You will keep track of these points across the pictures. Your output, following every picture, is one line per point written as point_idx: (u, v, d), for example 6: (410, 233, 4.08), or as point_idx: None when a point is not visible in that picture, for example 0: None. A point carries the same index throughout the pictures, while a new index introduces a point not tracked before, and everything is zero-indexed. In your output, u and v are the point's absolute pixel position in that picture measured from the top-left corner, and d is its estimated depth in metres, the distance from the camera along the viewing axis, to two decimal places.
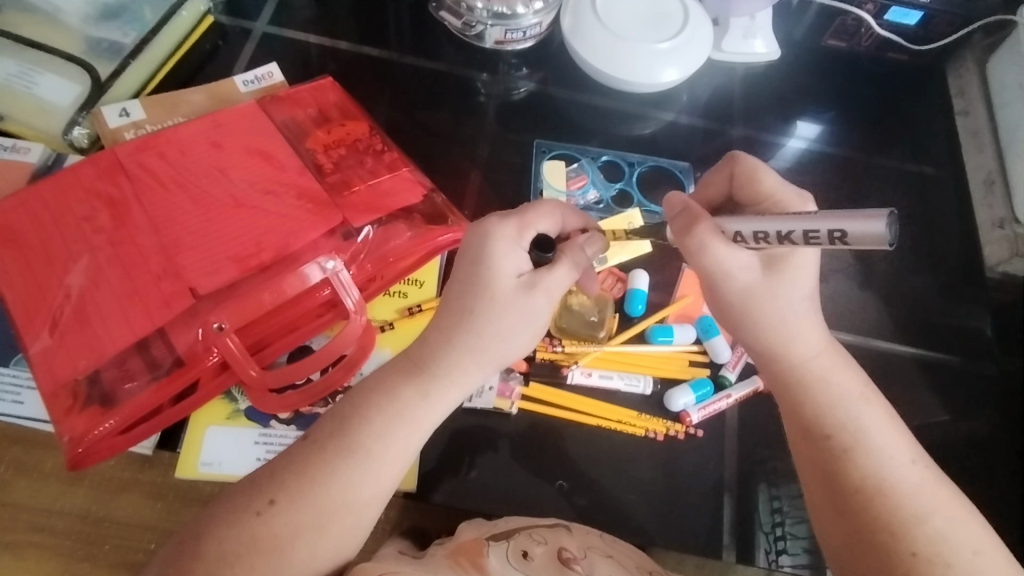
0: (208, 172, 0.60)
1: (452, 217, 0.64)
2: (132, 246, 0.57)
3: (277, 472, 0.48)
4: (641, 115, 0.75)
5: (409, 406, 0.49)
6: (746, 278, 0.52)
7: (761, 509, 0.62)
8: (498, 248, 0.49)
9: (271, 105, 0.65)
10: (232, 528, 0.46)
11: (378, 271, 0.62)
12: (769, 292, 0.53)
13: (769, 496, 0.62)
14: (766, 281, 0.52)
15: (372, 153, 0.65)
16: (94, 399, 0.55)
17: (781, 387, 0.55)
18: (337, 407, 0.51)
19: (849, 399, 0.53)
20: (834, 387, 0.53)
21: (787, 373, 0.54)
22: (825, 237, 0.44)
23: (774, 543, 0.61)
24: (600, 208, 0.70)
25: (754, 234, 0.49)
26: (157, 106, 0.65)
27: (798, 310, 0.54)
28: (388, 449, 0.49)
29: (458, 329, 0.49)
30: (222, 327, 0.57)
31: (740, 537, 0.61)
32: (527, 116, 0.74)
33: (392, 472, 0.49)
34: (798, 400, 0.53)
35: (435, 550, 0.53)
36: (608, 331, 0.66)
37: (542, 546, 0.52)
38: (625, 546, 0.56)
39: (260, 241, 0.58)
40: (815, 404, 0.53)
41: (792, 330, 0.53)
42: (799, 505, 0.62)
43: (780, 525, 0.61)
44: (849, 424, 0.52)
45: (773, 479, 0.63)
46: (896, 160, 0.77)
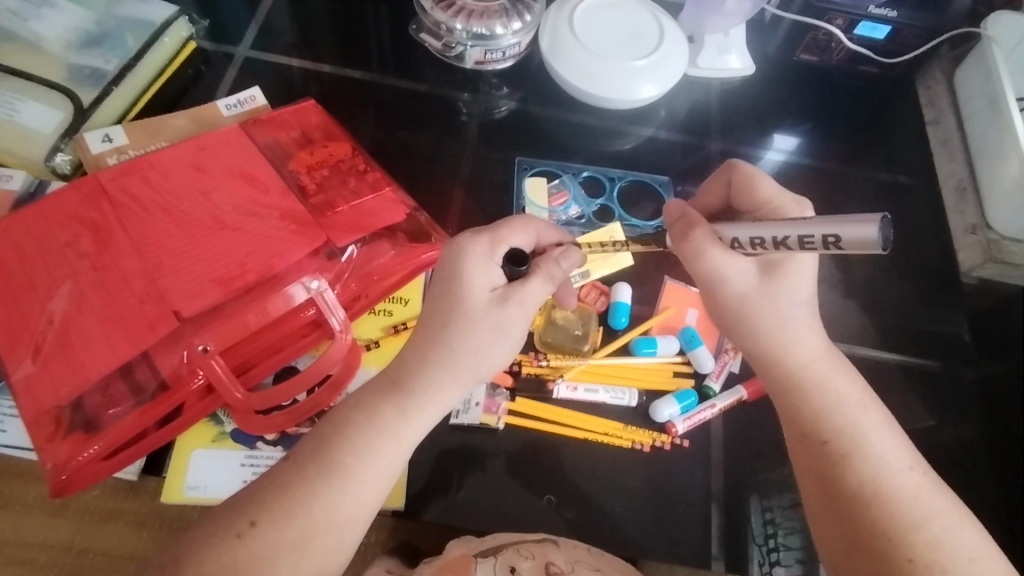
0: (192, 196, 0.61)
1: (436, 235, 0.64)
2: (116, 269, 0.57)
3: (269, 491, 0.48)
4: (621, 131, 0.76)
5: (390, 423, 0.50)
6: (742, 284, 0.53)
7: (753, 522, 0.62)
8: (471, 263, 0.50)
9: (254, 128, 0.66)
10: (221, 550, 0.46)
11: (362, 289, 0.62)
12: (767, 298, 0.54)
13: (760, 508, 0.62)
14: (762, 286, 0.54)
15: (355, 173, 0.66)
16: (77, 425, 0.55)
17: (775, 391, 0.55)
18: (326, 421, 0.51)
19: (847, 404, 0.53)
20: (832, 392, 0.54)
21: (784, 377, 0.55)
22: (819, 242, 0.45)
23: (768, 555, 0.61)
24: (582, 223, 0.71)
25: (750, 241, 0.50)
26: (140, 132, 0.66)
27: (789, 316, 0.54)
28: (373, 466, 0.49)
29: (433, 345, 0.50)
30: (206, 349, 0.57)
31: (732, 548, 0.61)
32: (509, 133, 0.75)
33: (372, 489, 0.49)
34: (796, 405, 0.54)
35: (423, 569, 0.53)
36: (592, 344, 0.66)
37: (530, 561, 0.53)
38: (613, 559, 0.56)
39: (244, 263, 0.58)
40: (810, 408, 0.54)
41: (789, 334, 0.54)
42: (791, 516, 0.62)
43: (773, 536, 0.61)
44: (847, 429, 0.52)
45: (765, 491, 0.63)
46: (871, 170, 0.78)
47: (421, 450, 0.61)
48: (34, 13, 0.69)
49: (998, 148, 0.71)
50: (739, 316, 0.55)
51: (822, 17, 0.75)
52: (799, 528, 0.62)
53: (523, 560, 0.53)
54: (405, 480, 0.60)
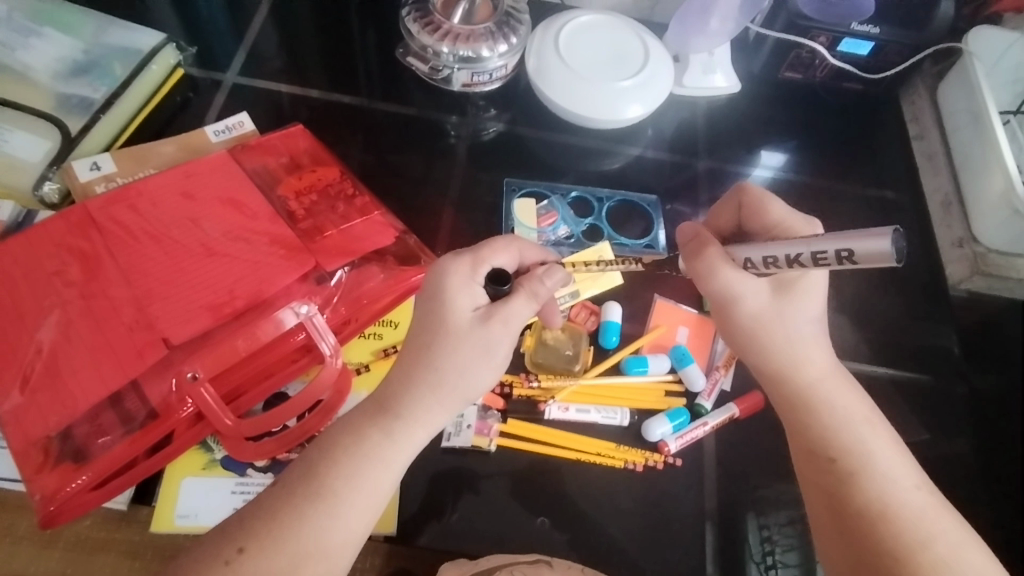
0: (180, 223, 0.61)
1: (424, 258, 0.64)
2: (104, 297, 0.57)
3: (270, 516, 0.48)
4: (608, 150, 0.77)
5: (378, 446, 0.49)
6: (756, 302, 0.54)
7: (751, 539, 0.61)
8: (456, 282, 0.51)
9: (241, 153, 0.66)
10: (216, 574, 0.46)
11: (352, 314, 0.62)
12: (777, 316, 0.55)
13: (757, 525, 0.62)
14: (761, 303, 0.55)
15: (344, 198, 0.66)
16: (67, 455, 0.54)
17: (779, 406, 0.56)
18: (327, 442, 0.50)
19: (855, 422, 0.54)
20: (840, 410, 0.54)
21: (794, 394, 0.55)
22: (833, 257, 0.45)
23: (766, 573, 0.60)
24: (571, 243, 0.71)
25: (763, 260, 0.50)
26: (128, 160, 0.66)
27: (792, 332, 0.55)
28: (361, 491, 0.49)
29: (418, 366, 0.50)
30: (196, 376, 0.56)
31: (730, 566, 0.60)
32: (497, 154, 0.75)
33: (363, 514, 0.49)
34: (802, 421, 0.54)
35: None
36: (584, 364, 0.66)
37: None
38: None
39: (234, 288, 0.58)
40: (815, 424, 0.54)
41: (800, 350, 0.55)
42: (788, 533, 0.62)
43: (771, 553, 0.61)
44: (854, 447, 0.52)
45: (761, 508, 0.63)
46: (859, 185, 0.79)
47: (414, 474, 0.61)
48: (22, 43, 0.69)
49: (983, 163, 0.72)
50: (752, 336, 0.56)
51: (805, 35, 0.75)
52: (797, 546, 0.62)
53: None
54: (397, 505, 0.59)
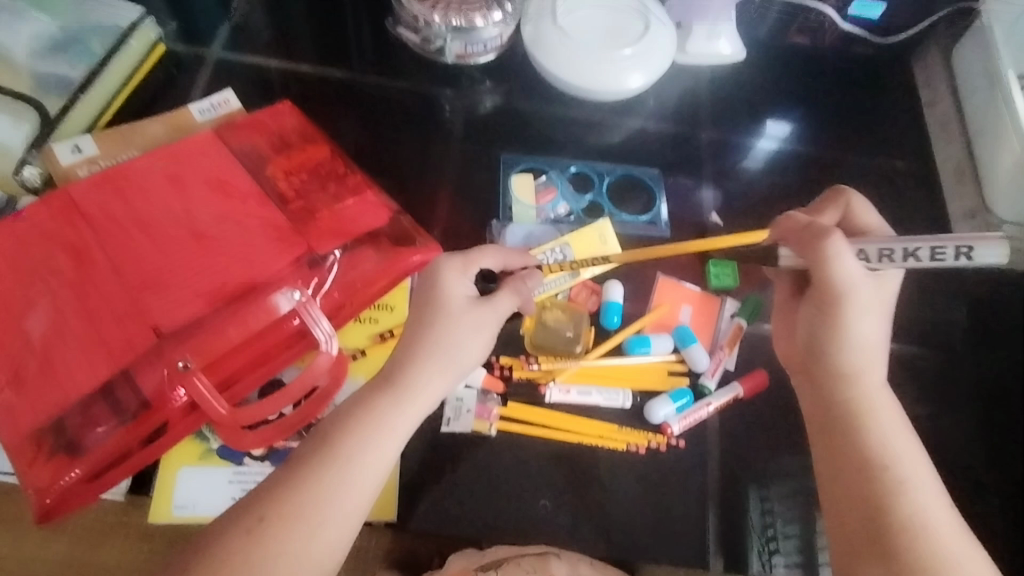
0: (166, 207, 0.59)
1: (420, 238, 0.62)
2: (90, 286, 0.55)
3: (292, 483, 0.47)
4: (608, 123, 0.74)
5: (387, 414, 0.49)
6: (861, 286, 0.52)
7: (752, 511, 0.61)
8: (446, 278, 0.53)
9: (228, 133, 0.63)
10: (236, 541, 0.45)
11: (346, 298, 0.61)
12: (864, 306, 0.53)
13: (758, 499, 0.62)
14: (861, 286, 0.52)
15: (335, 178, 0.63)
16: (59, 448, 0.53)
17: (828, 402, 0.54)
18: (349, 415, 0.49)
19: (901, 438, 0.52)
20: (888, 424, 0.52)
21: (853, 400, 0.53)
22: (952, 253, 0.48)
23: (766, 544, 0.60)
24: (571, 221, 0.70)
25: (880, 252, 0.50)
26: (111, 141, 0.64)
27: (871, 336, 0.54)
28: (372, 457, 0.48)
29: (421, 338, 0.51)
30: (187, 365, 0.54)
31: (731, 541, 0.60)
32: (494, 129, 0.73)
33: (372, 480, 0.48)
34: (858, 428, 0.52)
35: None
36: (585, 345, 0.65)
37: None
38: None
39: (223, 275, 0.57)
40: (871, 429, 0.52)
41: (867, 357, 0.54)
42: (789, 505, 0.62)
43: (772, 526, 0.61)
44: (898, 463, 0.51)
45: (762, 481, 0.62)
46: (867, 155, 0.76)
47: (413, 460, 0.60)
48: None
49: (997, 132, 0.70)
50: (834, 309, 0.53)
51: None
52: (798, 518, 0.61)
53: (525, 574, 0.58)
54: (395, 491, 0.59)
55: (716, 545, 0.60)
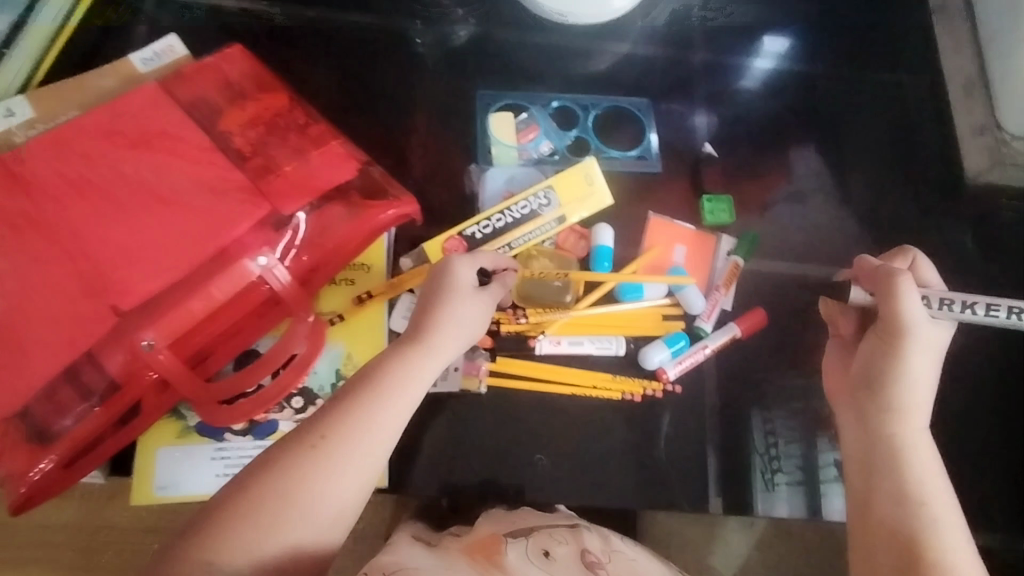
0: (114, 170, 0.54)
1: (392, 190, 0.59)
2: (39, 262, 0.51)
3: (331, 425, 0.47)
4: (592, 49, 0.69)
5: (386, 412, 0.48)
6: (928, 330, 0.48)
7: (754, 433, 0.60)
8: (455, 266, 0.53)
9: (175, 84, 0.58)
10: (298, 458, 0.46)
11: (318, 260, 0.57)
12: (931, 345, 0.48)
13: (761, 421, 0.61)
14: (931, 330, 0.48)
15: (296, 129, 0.59)
16: (28, 436, 0.51)
17: (870, 433, 0.50)
18: (392, 353, 0.51)
19: (939, 475, 0.48)
20: (932, 460, 0.49)
21: (900, 427, 0.49)
22: (1005, 313, 0.49)
23: (769, 464, 0.60)
24: (555, 160, 0.65)
25: (942, 300, 0.49)
26: (47, 101, 0.58)
27: (930, 380, 0.49)
28: (364, 453, 0.47)
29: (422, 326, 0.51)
30: (152, 343, 0.51)
31: (733, 465, 0.59)
32: (467, 62, 0.67)
33: (356, 476, 0.47)
34: (899, 455, 0.48)
35: (452, 545, 0.51)
36: (575, 294, 0.62)
37: (564, 546, 0.50)
38: (644, 550, 0.55)
39: (183, 242, 0.52)
40: (912, 474, 0.48)
41: (924, 395, 0.49)
42: (792, 426, 0.61)
43: (775, 446, 0.60)
44: (935, 499, 0.47)
45: (765, 404, 0.61)
46: (871, 72, 0.71)
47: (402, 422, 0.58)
48: None
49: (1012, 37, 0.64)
50: (897, 342, 0.48)
51: None
52: (800, 438, 0.61)
53: (557, 545, 0.50)
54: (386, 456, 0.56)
55: (716, 474, 0.59)
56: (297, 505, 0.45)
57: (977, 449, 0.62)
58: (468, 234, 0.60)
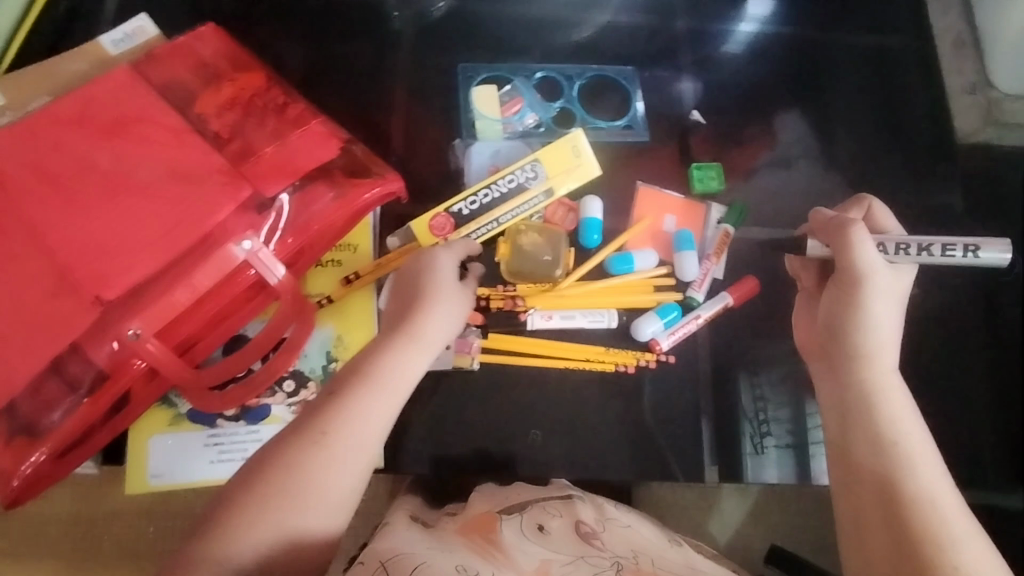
0: (89, 157, 0.53)
1: (376, 169, 0.58)
2: (16, 254, 0.50)
3: (322, 414, 0.47)
4: (573, 20, 0.67)
5: (372, 393, 0.48)
6: (884, 275, 0.49)
7: (742, 397, 0.60)
8: (434, 258, 0.54)
9: (148, 67, 0.56)
10: (305, 454, 0.45)
11: (301, 243, 0.55)
12: (888, 289, 0.49)
13: (749, 383, 0.61)
14: (885, 275, 0.49)
15: (275, 108, 0.57)
16: (17, 430, 0.50)
17: (841, 382, 0.50)
18: (383, 339, 0.50)
19: (912, 417, 0.48)
20: (904, 403, 0.48)
21: (869, 374, 0.49)
22: (961, 250, 0.50)
23: (759, 428, 0.60)
24: (541, 133, 0.64)
25: (897, 246, 0.50)
26: (17, 87, 0.57)
27: (893, 324, 0.49)
28: (353, 436, 0.46)
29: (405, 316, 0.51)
30: (138, 333, 0.50)
31: (725, 430, 0.60)
32: (447, 36, 0.66)
33: (346, 457, 0.46)
34: (872, 400, 0.48)
35: (447, 525, 0.51)
36: (565, 268, 0.61)
37: (558, 519, 0.50)
38: (639, 518, 0.56)
39: (163, 229, 0.51)
40: (884, 414, 0.47)
41: (887, 340, 0.49)
42: (781, 390, 0.61)
43: (764, 410, 0.60)
44: (911, 439, 0.46)
45: (753, 367, 0.61)
46: (857, 32, 0.69)
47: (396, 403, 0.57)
48: None
49: None
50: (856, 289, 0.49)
51: None
52: (789, 401, 0.61)
53: (551, 518, 0.50)
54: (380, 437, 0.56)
55: (710, 443, 0.59)
56: (288, 491, 0.44)
57: (968, 411, 0.62)
58: (456, 211, 0.59)
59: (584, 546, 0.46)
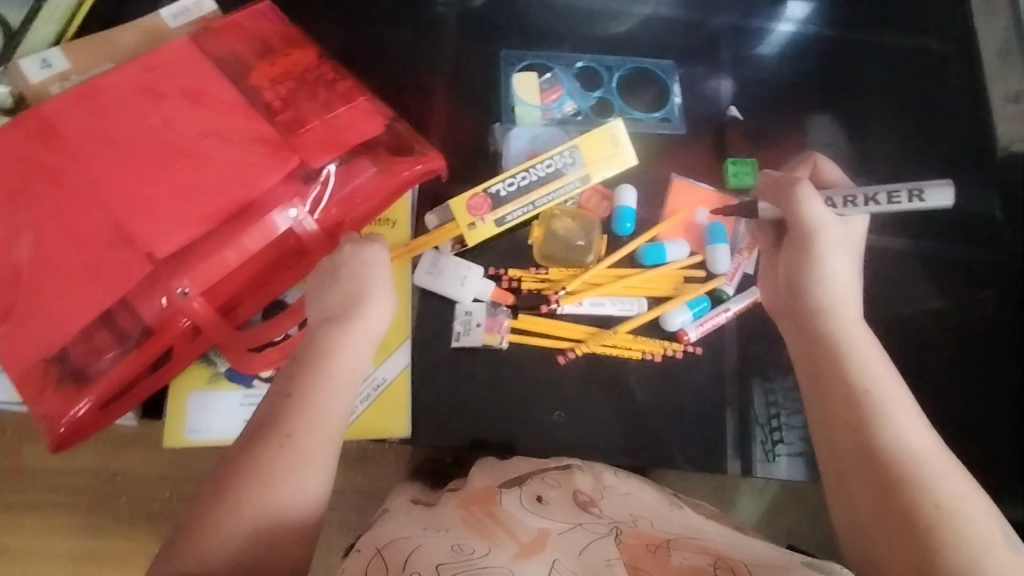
0: (148, 121, 0.55)
1: (419, 147, 0.59)
2: (75, 210, 0.52)
3: (279, 408, 0.46)
4: (616, 11, 0.68)
5: (321, 363, 0.47)
6: (833, 230, 0.48)
7: (755, 404, 0.60)
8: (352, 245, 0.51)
9: (205, 38, 0.59)
10: (265, 460, 0.45)
11: (344, 215, 0.57)
12: (835, 244, 0.48)
13: (763, 390, 0.61)
14: (831, 229, 0.48)
15: (324, 84, 0.59)
16: (67, 377, 0.52)
17: (807, 338, 0.49)
18: (321, 326, 0.49)
19: (877, 369, 0.47)
20: (864, 354, 0.48)
21: (832, 334, 0.48)
22: (904, 195, 0.46)
23: (771, 435, 0.60)
24: (579, 121, 0.65)
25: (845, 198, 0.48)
26: (81, 53, 0.59)
27: (848, 276, 0.49)
28: (314, 417, 0.46)
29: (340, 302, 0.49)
30: (186, 291, 0.52)
31: (739, 434, 0.60)
32: (491, 22, 0.67)
33: (308, 434, 0.46)
34: (837, 359, 0.47)
35: (449, 501, 0.51)
36: (597, 254, 0.62)
37: (556, 489, 0.50)
38: (639, 481, 0.55)
39: (214, 194, 0.53)
40: (853, 366, 0.47)
41: (841, 294, 0.49)
42: (794, 397, 0.61)
43: (777, 417, 0.60)
44: (878, 390, 0.46)
45: (767, 374, 0.61)
46: (901, 33, 0.69)
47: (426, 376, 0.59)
48: None
49: None
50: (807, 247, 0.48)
51: None
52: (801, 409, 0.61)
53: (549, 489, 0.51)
54: (408, 406, 0.58)
55: (733, 437, 0.60)
56: (260, 478, 0.44)
57: (994, 419, 0.62)
58: (493, 191, 0.60)
59: (581, 512, 0.47)
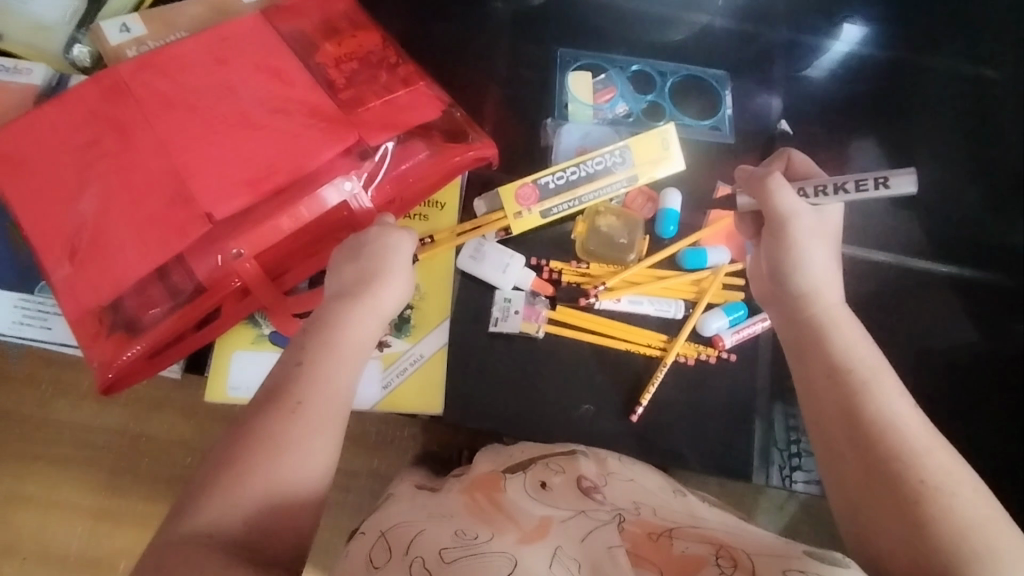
0: (216, 88, 0.57)
1: (473, 134, 0.61)
2: (140, 167, 0.54)
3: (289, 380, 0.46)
4: (674, 19, 0.69)
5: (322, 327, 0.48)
6: (804, 218, 0.48)
7: (776, 427, 0.60)
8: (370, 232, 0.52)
9: (276, 15, 0.61)
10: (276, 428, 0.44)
11: (396, 193, 0.59)
12: (807, 230, 0.49)
13: (784, 414, 0.60)
14: (803, 215, 0.48)
15: (386, 66, 0.61)
16: (119, 325, 0.54)
17: (790, 320, 0.50)
18: (331, 301, 0.49)
19: (861, 347, 0.47)
20: (848, 334, 0.48)
21: (814, 318, 0.48)
22: (870, 183, 0.44)
23: (789, 460, 0.60)
24: (630, 122, 0.66)
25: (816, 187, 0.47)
26: (158, 21, 0.62)
27: (825, 260, 0.49)
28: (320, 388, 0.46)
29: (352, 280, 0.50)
30: (240, 253, 0.55)
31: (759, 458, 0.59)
32: (549, 22, 0.69)
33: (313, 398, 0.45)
34: (821, 341, 0.47)
35: (452, 487, 0.51)
36: (638, 254, 0.63)
37: (560, 475, 0.50)
38: (647, 469, 0.54)
39: (274, 162, 0.55)
40: (836, 345, 0.47)
41: (821, 278, 0.49)
42: None
43: (796, 442, 0.60)
44: (865, 366, 0.46)
45: (789, 398, 0.61)
46: (954, 61, 0.69)
47: (461, 359, 0.60)
48: None
49: None
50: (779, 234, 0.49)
51: None
52: None
53: (552, 475, 0.50)
54: (441, 384, 0.59)
55: (760, 447, 0.59)
56: (265, 445, 0.43)
57: None
58: (542, 183, 0.62)
59: (583, 499, 0.47)
